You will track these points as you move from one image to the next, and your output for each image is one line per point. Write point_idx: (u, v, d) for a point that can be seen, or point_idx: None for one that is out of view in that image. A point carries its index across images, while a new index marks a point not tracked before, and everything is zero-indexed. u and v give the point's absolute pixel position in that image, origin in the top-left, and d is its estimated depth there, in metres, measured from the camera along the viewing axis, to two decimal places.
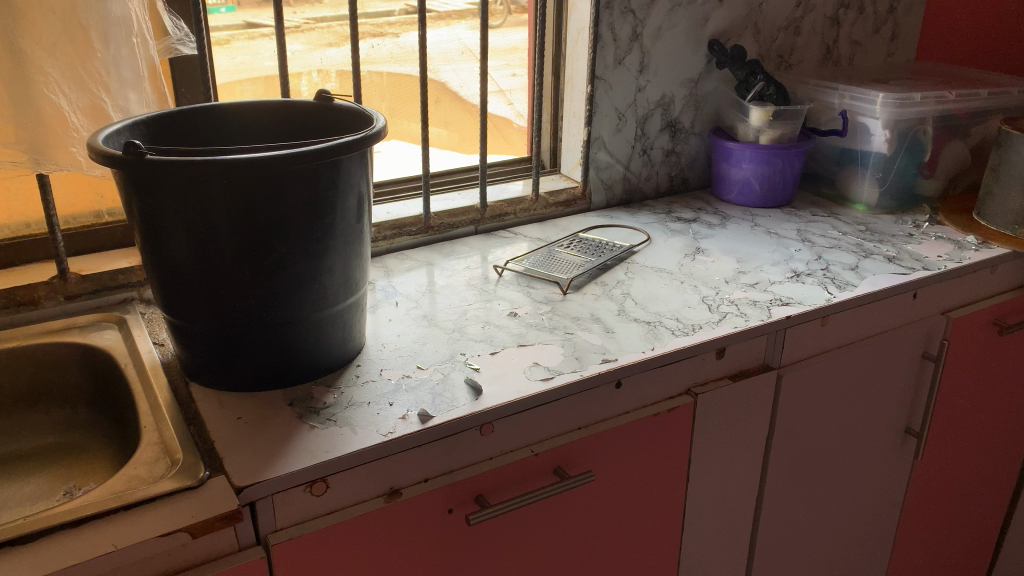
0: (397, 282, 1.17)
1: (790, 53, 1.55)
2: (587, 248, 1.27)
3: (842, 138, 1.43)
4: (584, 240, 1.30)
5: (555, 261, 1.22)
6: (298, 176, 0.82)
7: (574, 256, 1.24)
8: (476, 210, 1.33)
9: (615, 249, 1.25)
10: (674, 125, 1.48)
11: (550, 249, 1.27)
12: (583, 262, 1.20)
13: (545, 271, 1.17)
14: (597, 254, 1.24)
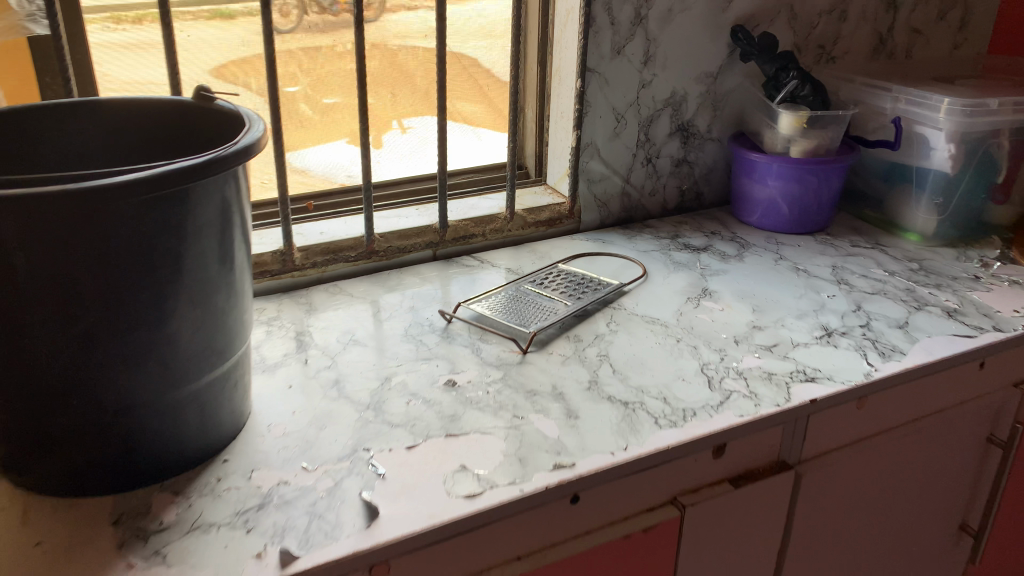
0: (318, 326, 0.93)
1: (833, 44, 1.27)
2: (566, 284, 1.02)
3: (894, 151, 1.16)
4: (565, 272, 1.05)
5: (522, 302, 0.97)
6: (128, 217, 0.58)
7: (547, 296, 0.99)
8: (434, 230, 1.09)
9: (600, 288, 1.00)
10: (686, 130, 1.21)
11: (519, 283, 1.02)
12: (556, 308, 0.95)
13: (505, 319, 0.92)
14: (577, 295, 0.99)
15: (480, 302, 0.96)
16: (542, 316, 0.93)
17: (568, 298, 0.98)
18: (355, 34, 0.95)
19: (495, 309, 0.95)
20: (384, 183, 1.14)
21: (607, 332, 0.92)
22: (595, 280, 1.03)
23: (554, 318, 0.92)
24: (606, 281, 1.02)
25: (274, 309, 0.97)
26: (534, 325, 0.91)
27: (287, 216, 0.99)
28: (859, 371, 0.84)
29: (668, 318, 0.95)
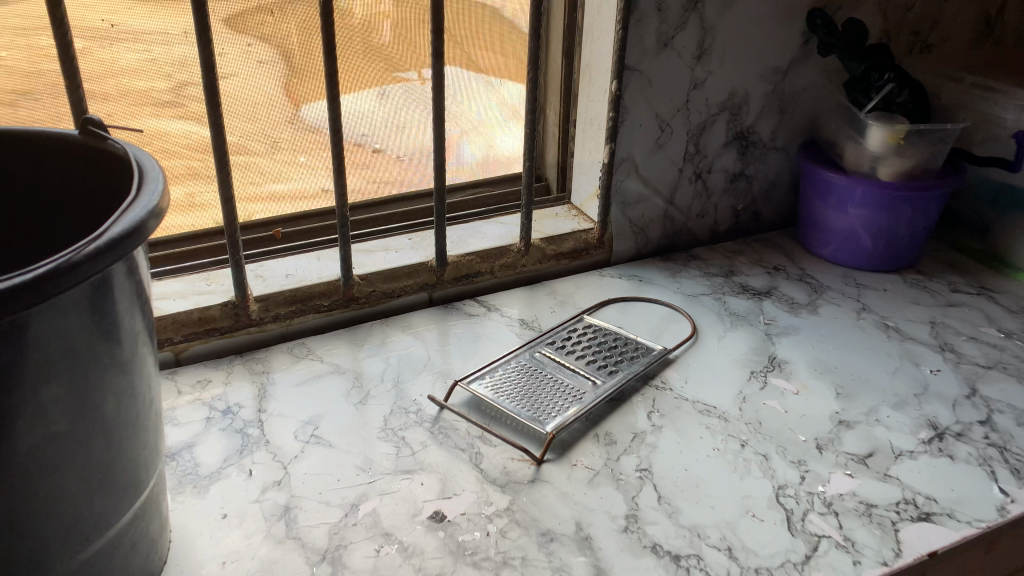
0: (274, 409, 0.73)
1: (930, 30, 1.03)
2: (596, 349, 0.80)
3: (1010, 172, 0.92)
4: (595, 328, 0.83)
5: (539, 378, 0.75)
6: None
7: (571, 368, 0.77)
8: (431, 269, 0.87)
9: (640, 358, 0.78)
10: (745, 138, 0.98)
11: (536, 344, 0.80)
12: (583, 389, 0.73)
13: (516, 406, 0.71)
14: (610, 367, 0.76)
15: (485, 377, 0.74)
16: (564, 402, 0.72)
17: (598, 373, 0.76)
18: (324, 28, 0.72)
19: (504, 390, 0.73)
20: (378, 203, 0.91)
21: (650, 428, 0.70)
22: (633, 342, 0.81)
23: (580, 408, 0.70)
24: (648, 343, 0.80)
25: (222, 380, 0.76)
26: (554, 418, 0.69)
27: (240, 261, 0.77)
28: (989, 503, 0.63)
29: (726, 407, 0.73)
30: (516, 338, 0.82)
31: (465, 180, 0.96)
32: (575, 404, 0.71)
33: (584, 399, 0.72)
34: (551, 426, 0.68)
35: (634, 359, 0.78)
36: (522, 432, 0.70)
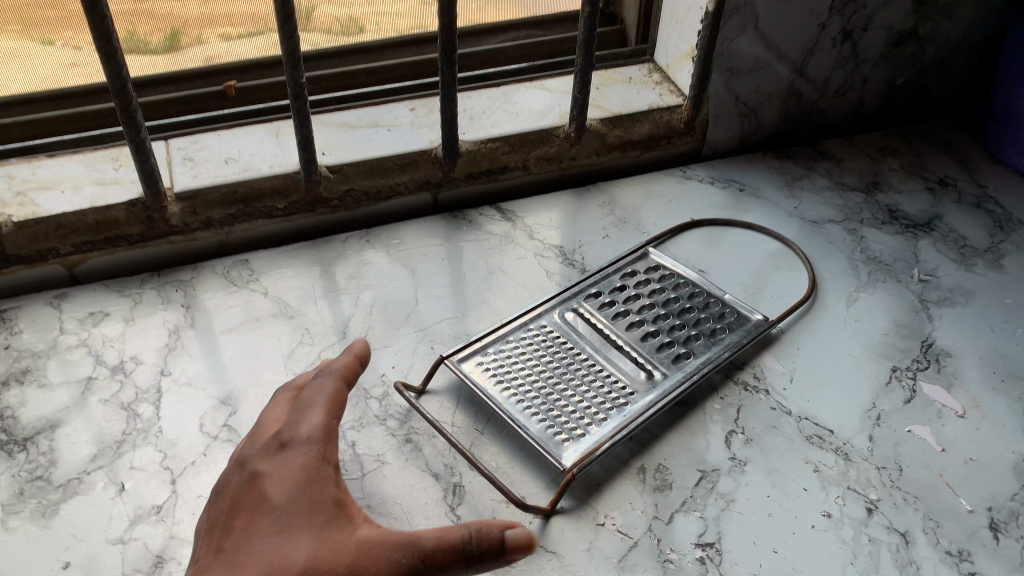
0: (183, 374, 0.50)
1: None
2: (661, 316, 0.54)
3: None
4: (665, 275, 0.57)
5: (568, 364, 0.51)
6: None
7: (620, 350, 0.52)
8: (436, 161, 0.61)
9: (727, 337, 0.52)
10: None
11: (573, 300, 0.55)
12: (632, 388, 0.49)
13: (527, 415, 0.47)
14: (678, 352, 0.51)
15: (490, 355, 0.51)
16: (600, 411, 0.48)
17: (659, 362, 0.51)
18: None
19: (514, 382, 0.49)
20: (368, 46, 0.63)
21: (727, 465, 0.46)
22: (720, 304, 0.55)
23: (622, 428, 0.46)
24: (744, 308, 0.54)
25: (122, 315, 0.54)
26: (580, 441, 0.46)
27: (142, 146, 0.52)
28: None
29: (850, 435, 0.48)
30: (548, 280, 0.57)
31: (499, 19, 0.66)
32: (616, 418, 0.47)
33: (632, 409, 0.47)
34: (571, 458, 0.45)
35: (718, 339, 0.52)
36: (532, 454, 0.47)
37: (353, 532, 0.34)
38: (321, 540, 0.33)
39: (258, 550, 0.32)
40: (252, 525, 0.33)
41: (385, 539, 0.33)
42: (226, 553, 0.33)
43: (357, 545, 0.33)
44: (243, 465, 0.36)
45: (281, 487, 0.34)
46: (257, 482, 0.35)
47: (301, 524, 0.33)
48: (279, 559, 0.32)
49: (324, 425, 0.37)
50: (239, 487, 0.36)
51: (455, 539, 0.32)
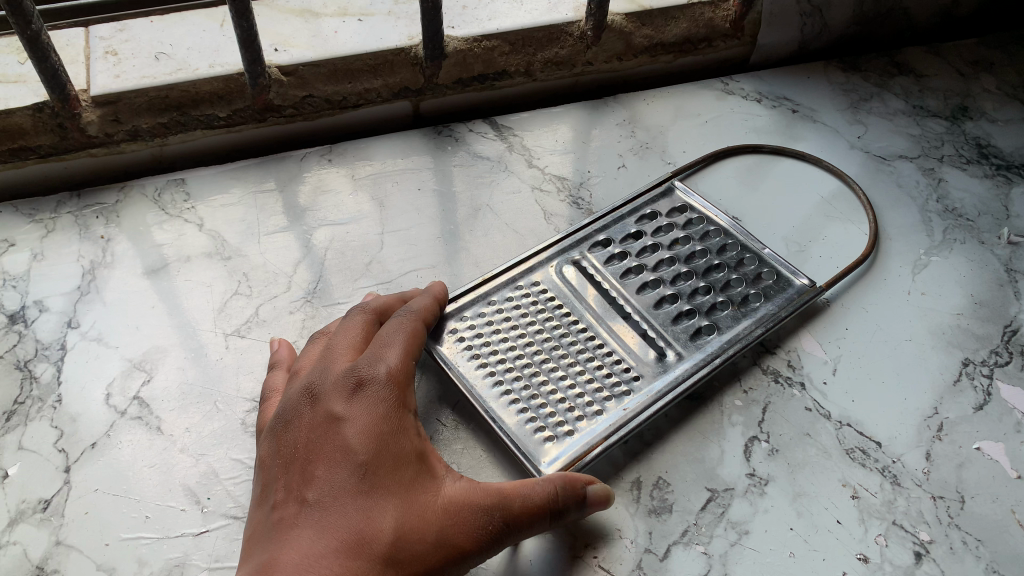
0: (95, 326, 0.42)
1: None
2: (683, 274, 0.43)
3: None
4: (690, 220, 0.46)
5: (560, 332, 0.40)
6: None
7: (627, 317, 0.41)
8: (417, 63, 0.49)
9: (762, 308, 0.41)
10: None
11: (575, 249, 0.44)
12: (638, 372, 0.39)
13: (502, 403, 0.37)
14: (699, 325, 0.41)
15: (464, 321, 0.41)
16: (595, 400, 0.38)
17: (674, 337, 0.40)
18: None
19: (490, 357, 0.39)
20: None
21: (744, 485, 0.37)
22: (756, 262, 0.44)
23: (619, 429, 0.36)
24: (787, 269, 0.43)
25: (29, 247, 0.45)
26: (566, 441, 0.36)
27: (37, 41, 0.41)
28: None
29: (901, 450, 0.38)
30: (544, 224, 0.47)
31: None
32: (614, 412, 0.37)
33: (634, 400, 0.38)
34: (552, 465, 0.35)
35: (750, 310, 0.41)
36: (503, 453, 0.38)
37: (443, 482, 0.32)
38: (413, 495, 0.31)
39: (347, 510, 0.30)
40: (339, 475, 0.30)
41: (480, 495, 0.31)
42: (308, 509, 0.30)
43: (451, 500, 0.31)
44: (310, 399, 0.33)
45: (364, 436, 0.31)
46: (337, 427, 0.32)
47: (389, 480, 0.31)
48: (377, 516, 0.30)
49: (402, 365, 0.34)
50: (309, 428, 0.32)
51: (549, 501, 0.32)
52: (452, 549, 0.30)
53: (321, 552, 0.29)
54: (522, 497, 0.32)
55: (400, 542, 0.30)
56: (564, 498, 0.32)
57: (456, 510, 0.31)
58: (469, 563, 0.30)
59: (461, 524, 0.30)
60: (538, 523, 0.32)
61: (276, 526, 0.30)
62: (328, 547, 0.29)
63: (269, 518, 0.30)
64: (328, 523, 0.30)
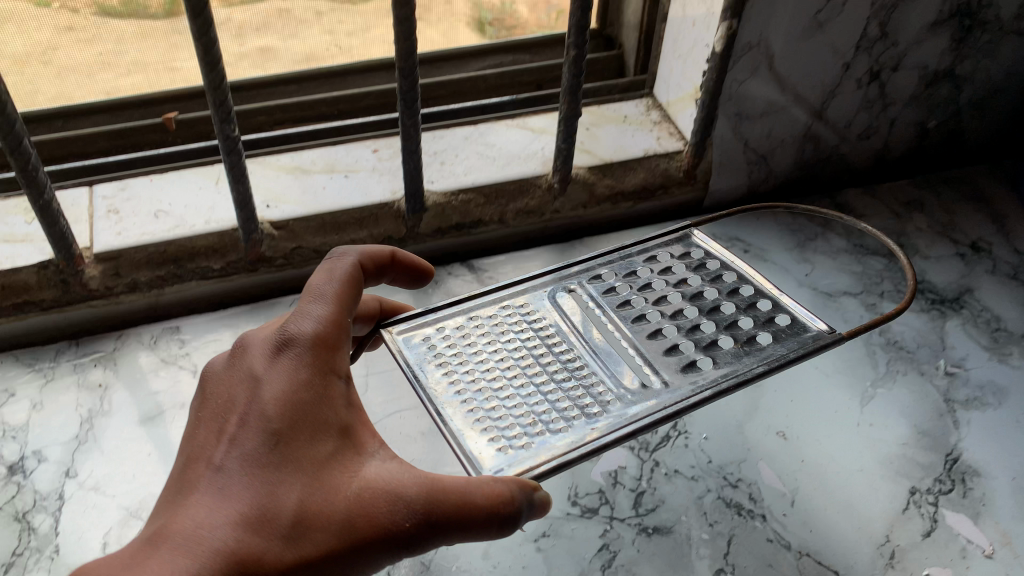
0: (92, 473, 0.44)
1: None
2: (683, 314, 0.43)
3: None
4: (702, 259, 0.46)
5: (546, 364, 0.40)
6: None
7: (619, 350, 0.41)
8: (399, 215, 0.54)
9: (770, 345, 0.40)
10: (974, 14, 0.56)
11: (571, 279, 0.45)
12: (621, 398, 0.38)
13: (463, 411, 0.36)
14: (694, 358, 0.40)
15: (436, 330, 0.41)
16: (563, 422, 0.36)
17: (665, 368, 0.39)
18: None
19: (463, 370, 0.39)
20: (334, 71, 0.57)
21: None
22: (772, 307, 0.42)
23: (582, 444, 0.35)
24: (805, 316, 0.41)
25: (29, 397, 0.47)
26: (518, 450, 0.35)
27: (49, 210, 0.45)
28: None
29: None
30: None
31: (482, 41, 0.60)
32: (577, 429, 0.36)
33: (604, 423, 0.36)
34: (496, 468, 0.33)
35: (752, 347, 0.40)
36: None
37: (367, 468, 0.31)
38: (325, 475, 0.30)
39: (250, 480, 0.29)
40: (248, 440, 0.30)
41: (403, 479, 0.30)
42: (212, 471, 0.30)
43: (370, 483, 0.30)
44: (239, 359, 0.33)
45: (283, 411, 0.31)
46: (257, 394, 0.31)
47: (302, 452, 0.30)
48: (282, 490, 0.29)
49: (336, 326, 0.33)
50: (231, 389, 0.32)
51: (480, 497, 0.30)
52: (362, 531, 0.29)
53: (217, 517, 0.28)
54: (450, 491, 0.30)
55: (303, 523, 0.29)
56: (504, 498, 0.30)
57: (377, 497, 0.30)
58: (381, 545, 0.29)
59: (374, 511, 0.29)
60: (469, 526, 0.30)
61: (179, 489, 0.30)
62: (224, 512, 0.29)
63: (179, 474, 0.30)
64: (231, 489, 0.29)
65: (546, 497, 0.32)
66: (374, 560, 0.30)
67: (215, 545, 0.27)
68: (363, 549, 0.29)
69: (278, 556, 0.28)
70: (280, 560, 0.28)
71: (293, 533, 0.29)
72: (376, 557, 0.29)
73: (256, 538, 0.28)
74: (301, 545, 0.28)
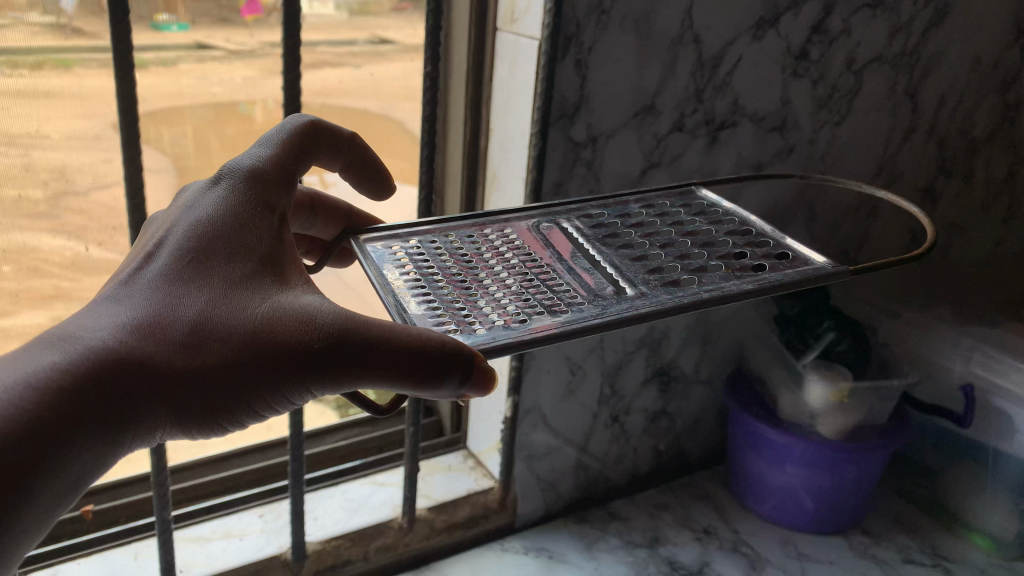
0: None
1: (857, 248, 0.96)
2: (658, 241, 0.52)
3: (959, 428, 0.84)
4: (704, 208, 0.56)
5: (528, 266, 0.48)
6: None
7: (591, 261, 0.49)
8: (290, 566, 0.71)
9: (763, 272, 0.47)
10: (666, 375, 0.87)
11: (564, 214, 0.53)
12: (604, 297, 0.45)
13: (435, 300, 0.43)
14: (678, 276, 0.47)
15: (407, 239, 0.49)
16: (554, 308, 0.43)
17: (631, 278, 0.47)
18: None
19: (441, 274, 0.46)
20: (223, 458, 0.75)
21: None
22: (774, 248, 0.51)
23: (540, 332, 0.39)
24: (806, 253, 0.49)
25: None
26: (488, 333, 0.41)
27: None
28: None
29: None
30: None
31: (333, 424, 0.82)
32: (561, 314, 0.42)
33: (584, 313, 0.42)
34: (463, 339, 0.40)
35: (741, 272, 0.48)
36: None
37: (289, 293, 0.39)
38: (245, 293, 0.39)
39: (166, 292, 0.38)
40: (174, 263, 0.39)
41: (320, 311, 0.38)
42: (131, 284, 0.38)
43: (284, 304, 0.38)
44: (190, 197, 0.43)
45: (219, 238, 0.40)
46: (206, 220, 0.41)
47: (223, 277, 0.39)
48: (200, 295, 0.38)
49: (270, 192, 0.44)
50: (173, 221, 0.42)
51: (404, 339, 0.38)
52: (266, 346, 0.37)
53: (125, 314, 0.37)
54: (371, 327, 0.38)
55: (206, 321, 0.37)
56: (426, 340, 0.38)
57: (286, 320, 0.38)
58: (287, 357, 0.37)
59: (278, 327, 0.38)
60: (387, 355, 0.37)
61: (99, 296, 0.38)
62: (134, 314, 0.37)
63: (110, 282, 0.39)
64: (158, 289, 0.38)
65: (489, 369, 0.38)
66: (279, 376, 0.37)
67: (123, 325, 0.36)
68: (262, 358, 0.37)
69: (176, 357, 0.37)
70: (175, 360, 0.37)
71: (194, 333, 0.37)
72: (272, 375, 0.37)
73: (163, 333, 0.37)
74: (196, 355, 0.37)
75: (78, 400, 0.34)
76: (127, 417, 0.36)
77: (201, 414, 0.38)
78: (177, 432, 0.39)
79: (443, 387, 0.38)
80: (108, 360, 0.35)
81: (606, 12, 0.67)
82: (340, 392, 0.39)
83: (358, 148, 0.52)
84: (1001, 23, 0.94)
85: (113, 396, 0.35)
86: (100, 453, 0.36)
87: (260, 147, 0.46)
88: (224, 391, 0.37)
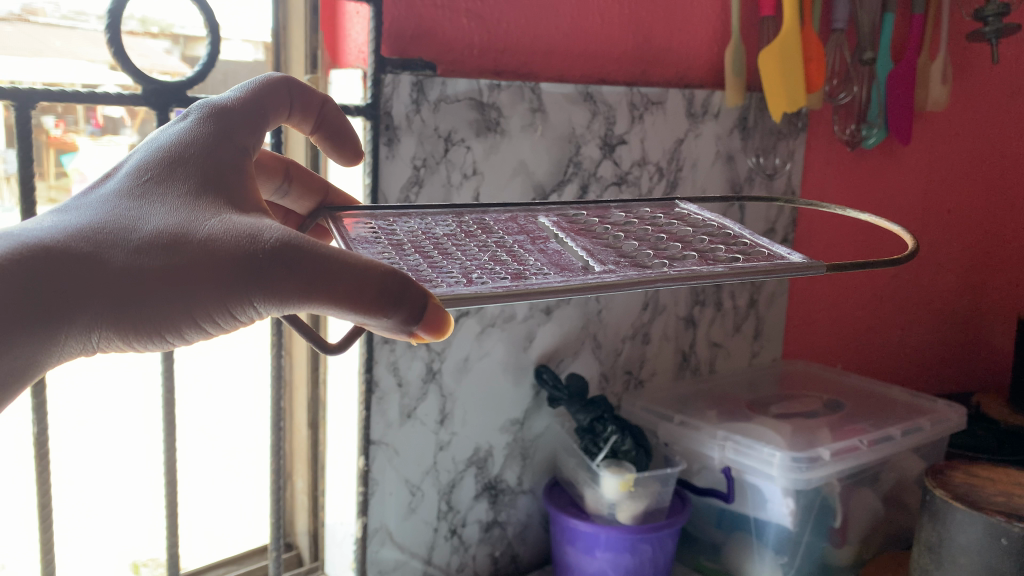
0: None
1: (639, 367, 1.19)
2: (630, 238, 0.60)
3: (727, 503, 1.05)
4: (684, 215, 0.67)
5: (504, 245, 0.57)
6: None
7: (562, 244, 0.58)
8: None
9: (738, 261, 0.55)
10: (493, 488, 1.03)
11: (539, 214, 0.65)
12: (575, 269, 0.52)
13: (420, 269, 0.51)
14: (657, 261, 0.54)
15: (392, 223, 0.59)
16: (535, 273, 0.50)
17: (599, 258, 0.54)
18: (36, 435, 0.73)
19: (431, 254, 0.54)
20: None
21: None
22: (740, 244, 0.60)
23: (523, 284, 0.46)
24: (782, 252, 0.57)
25: None
26: (480, 284, 0.46)
27: None
28: None
29: None
30: None
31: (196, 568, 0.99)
32: (548, 278, 0.49)
33: (564, 277, 0.49)
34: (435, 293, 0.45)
35: (710, 260, 0.55)
36: None
37: (241, 217, 0.47)
38: (196, 215, 0.47)
39: (126, 208, 0.47)
40: (140, 187, 0.49)
41: (274, 228, 0.46)
42: (99, 198, 0.48)
43: (234, 223, 0.46)
44: (160, 133, 0.54)
45: (176, 170, 0.50)
46: (169, 152, 0.51)
47: (185, 203, 0.48)
48: (150, 212, 0.47)
49: (231, 140, 0.54)
50: (144, 148, 0.52)
51: (354, 259, 0.45)
52: (218, 256, 0.45)
53: (88, 217, 0.47)
54: (321, 249, 0.45)
55: (155, 231, 0.46)
56: (375, 266, 0.44)
57: (231, 236, 0.46)
58: (233, 264, 0.45)
59: (227, 243, 0.45)
60: (331, 272, 0.44)
61: (72, 202, 0.48)
62: (96, 217, 0.47)
63: (83, 193, 0.50)
64: (115, 206, 0.48)
65: (438, 307, 0.44)
66: (222, 281, 0.45)
67: (76, 228, 0.45)
68: (211, 265, 0.45)
69: (124, 256, 0.45)
70: (122, 256, 0.45)
71: (140, 239, 0.45)
72: (218, 278, 0.45)
73: (111, 236, 0.45)
74: (139, 258, 0.45)
75: (25, 279, 0.43)
76: (65, 308, 0.45)
77: (136, 312, 0.46)
78: (115, 335, 0.47)
79: (386, 313, 0.44)
80: (59, 251, 0.44)
81: (413, 203, 0.89)
82: (285, 306, 0.46)
83: (328, 110, 0.66)
84: (723, 189, 1.22)
85: (58, 282, 0.44)
86: (43, 333, 0.45)
87: (234, 97, 0.57)
88: (165, 287, 0.45)
